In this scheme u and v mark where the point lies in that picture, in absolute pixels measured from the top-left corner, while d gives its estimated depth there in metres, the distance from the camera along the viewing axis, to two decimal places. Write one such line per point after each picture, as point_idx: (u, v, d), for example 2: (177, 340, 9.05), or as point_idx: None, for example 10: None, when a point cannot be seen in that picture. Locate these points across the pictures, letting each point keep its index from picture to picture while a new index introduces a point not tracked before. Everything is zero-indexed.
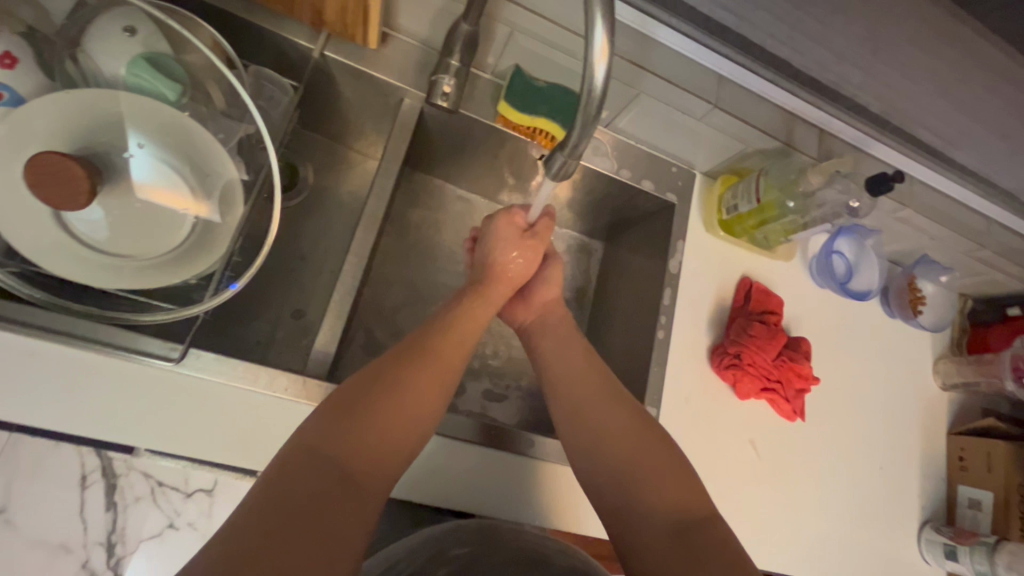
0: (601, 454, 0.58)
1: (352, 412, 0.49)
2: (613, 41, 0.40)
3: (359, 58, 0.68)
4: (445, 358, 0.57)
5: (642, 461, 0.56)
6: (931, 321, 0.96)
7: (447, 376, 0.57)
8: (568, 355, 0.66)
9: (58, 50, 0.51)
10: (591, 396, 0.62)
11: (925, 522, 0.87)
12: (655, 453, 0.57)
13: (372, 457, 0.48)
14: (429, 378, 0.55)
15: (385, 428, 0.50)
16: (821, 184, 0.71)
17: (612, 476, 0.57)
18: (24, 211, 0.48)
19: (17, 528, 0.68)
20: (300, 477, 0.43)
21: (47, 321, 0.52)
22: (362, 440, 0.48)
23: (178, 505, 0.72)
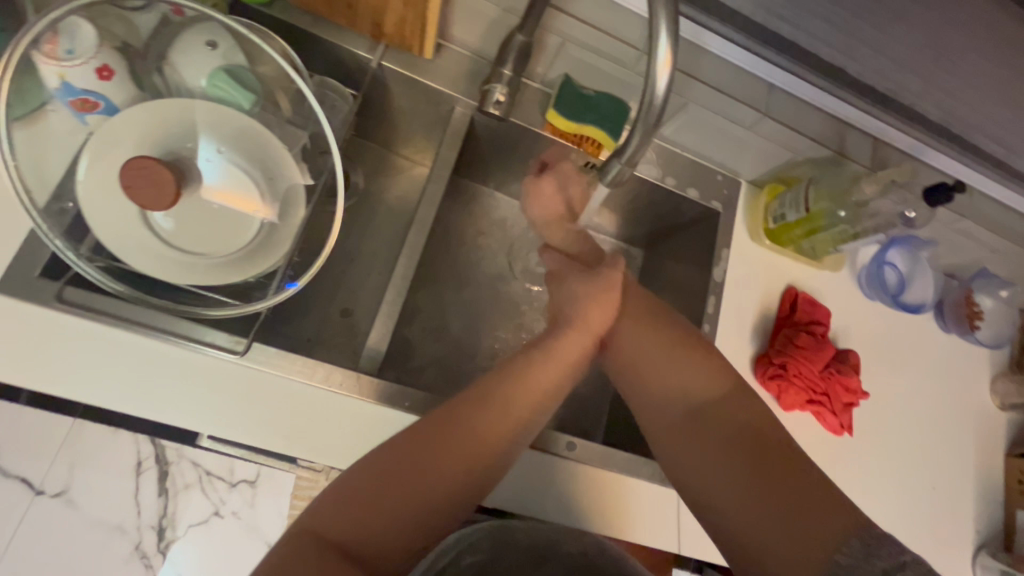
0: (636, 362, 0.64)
1: (412, 438, 0.53)
2: (676, 52, 0.40)
3: (415, 68, 0.71)
4: (508, 386, 0.59)
5: (668, 366, 0.62)
6: (989, 336, 0.91)
7: (516, 408, 0.58)
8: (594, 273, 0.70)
9: (147, 64, 0.56)
10: (643, 370, 0.63)
11: (980, 547, 0.83)
12: (679, 355, 0.62)
13: (437, 479, 0.52)
14: (492, 408, 0.57)
15: (449, 451, 0.53)
16: (875, 195, 0.71)
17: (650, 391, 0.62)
18: (114, 210, 0.53)
19: (78, 507, 0.77)
20: (364, 498, 0.49)
21: (127, 312, 0.56)
22: (423, 465, 0.52)
23: (223, 494, 0.84)
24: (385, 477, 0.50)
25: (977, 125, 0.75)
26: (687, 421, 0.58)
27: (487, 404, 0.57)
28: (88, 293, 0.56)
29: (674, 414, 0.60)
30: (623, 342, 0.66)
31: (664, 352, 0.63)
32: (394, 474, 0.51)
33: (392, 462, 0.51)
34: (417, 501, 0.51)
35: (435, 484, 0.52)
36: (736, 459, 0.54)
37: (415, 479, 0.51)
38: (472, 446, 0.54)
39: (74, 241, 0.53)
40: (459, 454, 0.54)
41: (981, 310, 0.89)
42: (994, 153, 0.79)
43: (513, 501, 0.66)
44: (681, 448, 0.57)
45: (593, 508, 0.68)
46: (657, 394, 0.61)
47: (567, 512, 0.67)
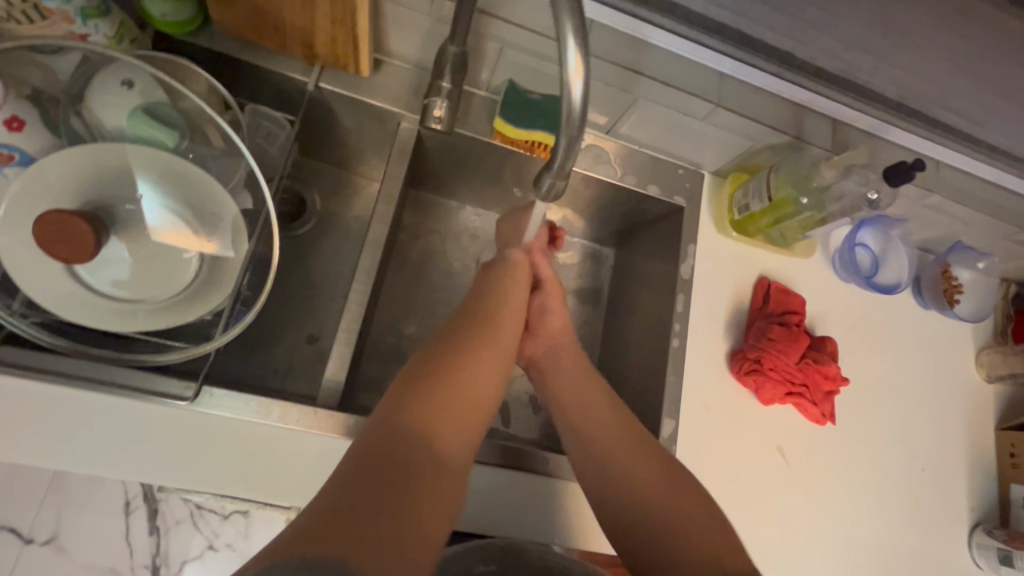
0: (632, 492, 0.57)
1: (445, 375, 0.55)
2: (587, 56, 0.38)
3: (353, 88, 0.69)
4: (501, 351, 0.61)
5: (682, 518, 0.55)
6: (971, 310, 0.89)
7: (497, 347, 0.61)
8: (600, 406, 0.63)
9: (64, 108, 0.54)
10: (606, 437, 0.61)
11: (977, 525, 0.81)
12: (696, 505, 0.55)
13: (469, 414, 0.54)
14: (489, 351, 0.60)
15: (474, 392, 0.56)
16: (836, 179, 0.69)
17: (650, 530, 0.55)
18: (40, 265, 0.51)
19: (68, 549, 0.81)
20: (415, 422, 0.50)
21: (68, 368, 0.53)
22: (457, 401, 0.54)
23: (217, 527, 0.86)
24: (425, 409, 0.51)
25: (937, 99, 0.72)
26: (655, 493, 0.56)
27: (493, 357, 0.60)
28: (19, 351, 0.53)
29: (668, 528, 0.54)
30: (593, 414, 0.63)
31: (623, 426, 0.62)
32: (437, 404, 0.52)
33: (432, 394, 0.53)
34: (456, 432, 0.52)
35: (467, 418, 0.54)
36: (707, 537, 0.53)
37: (455, 412, 0.53)
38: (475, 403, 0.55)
39: (6, 298, 0.52)
40: (485, 392, 0.57)
41: (961, 283, 0.88)
42: (959, 127, 0.75)
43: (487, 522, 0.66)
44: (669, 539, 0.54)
45: (573, 523, 0.67)
46: (620, 467, 0.58)
47: (544, 530, 0.66)
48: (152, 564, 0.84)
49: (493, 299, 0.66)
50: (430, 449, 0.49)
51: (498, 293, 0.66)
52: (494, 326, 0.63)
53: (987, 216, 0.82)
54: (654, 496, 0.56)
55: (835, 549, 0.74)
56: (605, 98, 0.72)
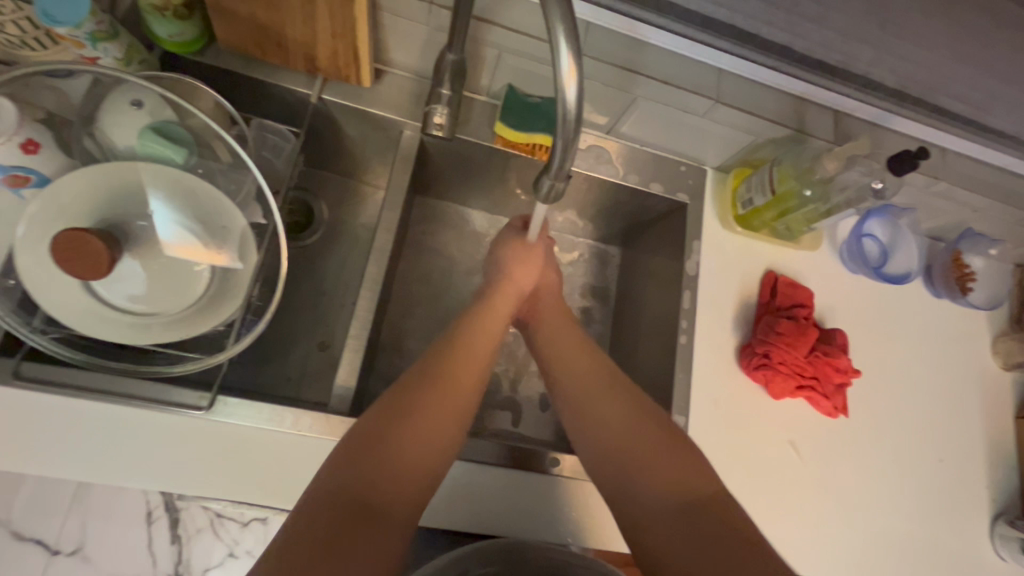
0: (602, 431, 0.60)
1: (399, 403, 0.53)
2: (580, 60, 0.39)
3: (356, 99, 0.70)
4: (468, 367, 0.60)
5: (644, 450, 0.57)
6: (985, 298, 0.87)
7: (459, 379, 0.58)
8: (574, 352, 0.67)
9: (77, 130, 0.56)
10: (576, 381, 0.64)
11: (999, 516, 0.80)
12: (660, 440, 0.58)
13: (432, 438, 0.53)
14: (448, 388, 0.57)
15: (437, 414, 0.55)
16: (839, 170, 0.68)
17: (617, 464, 0.58)
18: (58, 282, 0.53)
19: (93, 560, 0.83)
20: (371, 458, 0.49)
21: (87, 380, 0.55)
22: (417, 427, 0.52)
23: (237, 534, 0.88)
24: (381, 441, 0.50)
25: (941, 87, 0.71)
26: (622, 432, 0.59)
27: (459, 375, 0.58)
28: (43, 366, 0.55)
29: (633, 461, 0.57)
30: (573, 359, 0.66)
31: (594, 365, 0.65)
32: (392, 434, 0.51)
33: (386, 425, 0.51)
34: (422, 455, 0.52)
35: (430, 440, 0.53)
36: (668, 466, 0.56)
37: (398, 475, 0.49)
38: (428, 449, 0.53)
39: (26, 315, 0.53)
40: (447, 413, 0.55)
41: (974, 271, 0.87)
42: (964, 114, 0.74)
43: (499, 524, 0.66)
44: (638, 469, 0.57)
45: (585, 523, 0.67)
46: (594, 410, 0.62)
47: (555, 530, 0.67)
48: (174, 572, 0.86)
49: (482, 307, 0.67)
50: (388, 482, 0.49)
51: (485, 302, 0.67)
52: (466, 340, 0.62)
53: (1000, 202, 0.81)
54: (619, 433, 0.59)
55: (851, 544, 0.74)
56: (605, 98, 0.72)
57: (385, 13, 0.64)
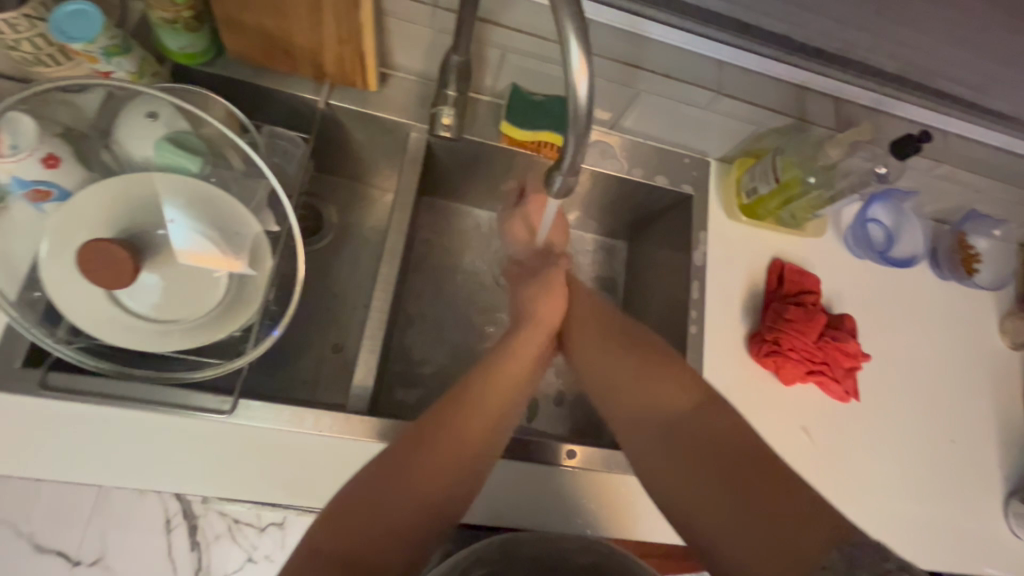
0: (600, 376, 0.63)
1: (435, 406, 0.56)
2: (590, 56, 0.40)
3: (363, 103, 0.71)
4: (503, 372, 0.62)
5: (633, 382, 0.59)
6: (990, 278, 0.88)
7: (487, 403, 0.58)
8: (579, 310, 0.69)
9: (94, 143, 0.57)
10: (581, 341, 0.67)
11: (1012, 495, 0.80)
12: (648, 367, 0.60)
13: (466, 433, 0.55)
14: (472, 410, 0.57)
15: (474, 416, 0.56)
16: (842, 156, 0.69)
17: (611, 401, 0.60)
18: (82, 292, 0.54)
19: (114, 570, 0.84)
20: (400, 452, 0.52)
21: (113, 388, 0.57)
22: (449, 425, 0.55)
23: (255, 539, 0.89)
24: (412, 437, 0.53)
25: (940, 71, 0.72)
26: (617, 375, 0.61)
27: (496, 380, 0.60)
28: (70, 376, 0.57)
29: (622, 395, 0.59)
30: (576, 318, 0.68)
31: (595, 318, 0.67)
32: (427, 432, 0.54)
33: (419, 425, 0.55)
34: (455, 449, 0.54)
35: (461, 433, 0.55)
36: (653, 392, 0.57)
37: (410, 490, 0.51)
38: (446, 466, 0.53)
39: (51, 325, 0.55)
40: (480, 409, 0.57)
41: (980, 253, 0.88)
42: (964, 97, 0.75)
43: (520, 515, 0.67)
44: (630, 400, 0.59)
45: (603, 511, 0.68)
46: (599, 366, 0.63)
47: (574, 520, 0.68)
48: None
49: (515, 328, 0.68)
50: (418, 473, 0.51)
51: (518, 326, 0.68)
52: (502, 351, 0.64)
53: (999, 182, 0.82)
54: (612, 373, 0.62)
55: (868, 526, 0.74)
56: (608, 93, 0.73)
57: (390, 17, 0.65)
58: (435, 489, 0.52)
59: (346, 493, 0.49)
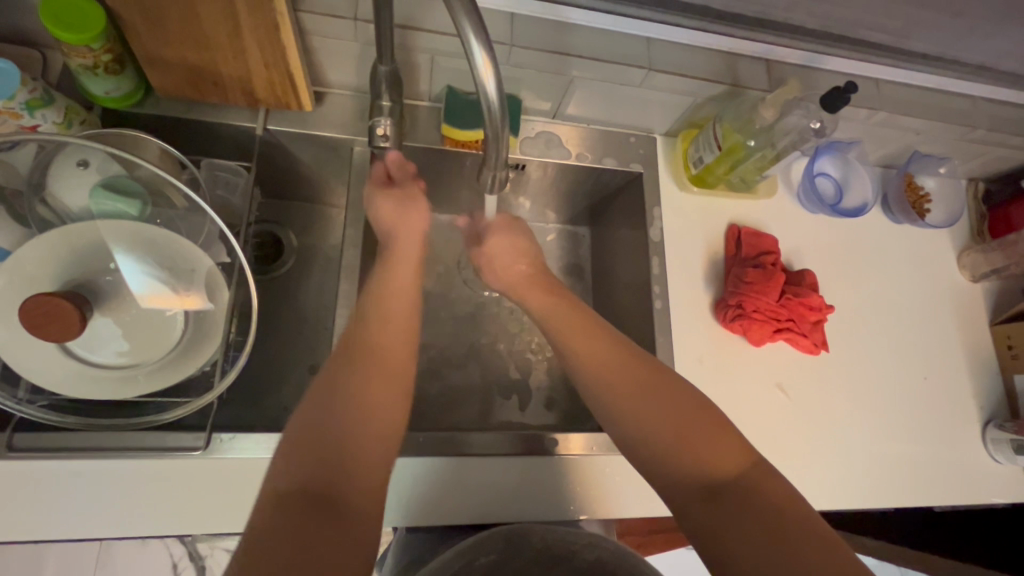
0: (621, 410, 0.57)
1: (340, 375, 0.55)
2: (492, 52, 0.43)
3: (301, 124, 0.71)
4: (391, 350, 0.58)
5: (663, 423, 0.55)
6: (942, 216, 0.91)
7: (395, 351, 0.58)
8: (578, 325, 0.63)
9: (29, 198, 0.56)
10: (591, 365, 0.60)
11: (989, 422, 0.82)
12: (679, 411, 0.56)
13: (379, 429, 0.53)
14: (387, 373, 0.56)
15: (390, 381, 0.56)
16: (777, 117, 0.71)
17: (642, 441, 0.56)
18: (34, 349, 0.54)
19: None
20: (317, 447, 0.49)
21: (83, 440, 0.57)
22: (361, 411, 0.53)
23: None
24: (323, 444, 0.50)
25: (859, 22, 0.74)
26: (640, 407, 0.57)
27: (382, 345, 0.58)
28: (35, 436, 0.57)
29: (653, 440, 0.55)
30: (572, 330, 0.63)
31: (609, 345, 0.61)
32: (339, 408, 0.52)
33: (325, 428, 0.51)
34: (374, 432, 0.53)
35: (374, 420, 0.53)
36: (688, 442, 0.54)
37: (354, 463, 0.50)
38: (378, 430, 0.53)
39: (11, 387, 0.54)
40: (386, 401, 0.55)
41: (927, 193, 0.90)
42: (887, 43, 0.77)
43: (515, 512, 0.67)
44: (655, 436, 0.55)
45: (593, 493, 0.69)
46: (611, 395, 0.58)
47: (563, 508, 0.68)
48: None
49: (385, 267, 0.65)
50: (350, 477, 0.49)
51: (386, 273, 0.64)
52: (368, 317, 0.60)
53: (939, 122, 0.80)
54: (638, 412, 0.56)
55: (854, 473, 0.76)
56: (544, 84, 0.74)
57: (313, 35, 0.65)
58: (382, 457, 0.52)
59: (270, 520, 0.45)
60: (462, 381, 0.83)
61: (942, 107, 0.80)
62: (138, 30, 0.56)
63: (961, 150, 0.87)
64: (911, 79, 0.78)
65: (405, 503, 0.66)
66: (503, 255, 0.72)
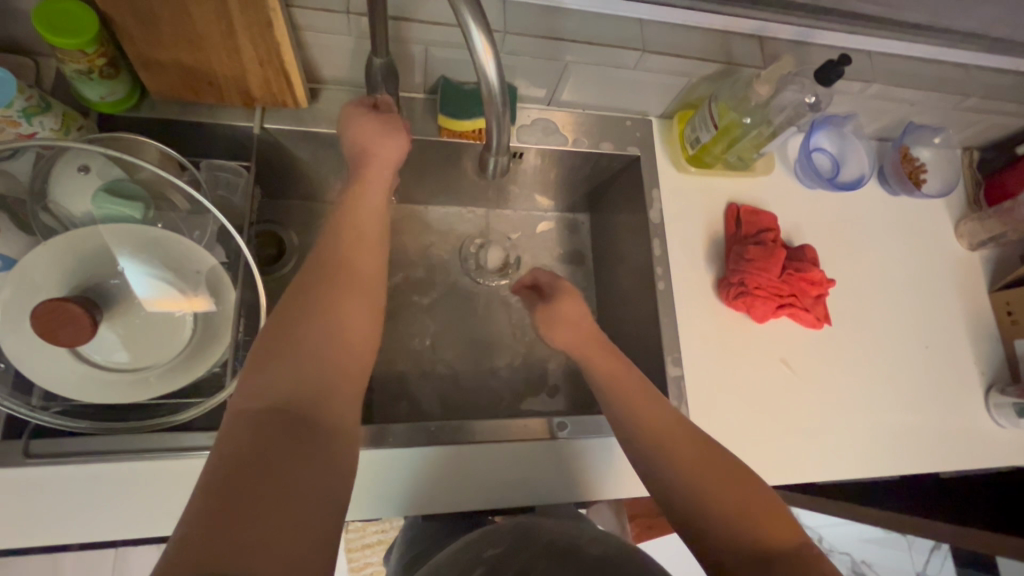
0: (669, 467, 0.56)
1: (310, 289, 0.52)
2: (491, 37, 0.43)
3: (297, 121, 0.71)
4: (366, 282, 0.55)
5: (715, 486, 0.54)
6: (938, 186, 0.91)
7: (366, 275, 0.56)
8: (631, 386, 0.63)
9: (31, 206, 0.57)
10: (641, 419, 0.60)
11: (991, 388, 0.83)
12: (732, 478, 0.55)
13: (353, 351, 0.51)
14: (357, 293, 0.54)
15: (362, 301, 0.54)
16: (772, 93, 0.71)
17: (692, 504, 0.54)
18: (46, 356, 0.54)
19: None
20: (288, 363, 0.47)
21: (99, 444, 0.57)
22: (336, 330, 0.50)
23: None
24: (299, 357, 0.47)
25: None
26: (691, 468, 0.55)
27: (356, 266, 0.56)
28: (50, 442, 0.57)
29: (703, 502, 0.54)
30: (623, 390, 0.63)
31: (662, 409, 0.61)
32: (308, 325, 0.49)
33: (298, 345, 0.48)
34: (347, 352, 0.50)
35: (348, 343, 0.51)
36: (741, 511, 0.52)
37: (331, 386, 0.48)
38: (351, 353, 0.51)
39: (24, 395, 0.55)
40: (358, 323, 0.53)
41: (923, 163, 0.91)
42: (879, 15, 0.77)
43: (531, 495, 0.69)
44: (707, 499, 0.54)
45: (603, 473, 0.70)
46: (661, 455, 0.57)
47: (576, 491, 0.69)
48: None
49: (356, 194, 0.61)
50: (329, 400, 0.47)
51: (355, 204, 0.60)
52: (341, 238, 0.57)
53: (932, 91, 0.81)
54: (689, 472, 0.55)
55: (861, 444, 0.77)
56: (539, 71, 0.74)
57: (306, 31, 0.65)
58: (354, 381, 0.50)
59: (237, 450, 0.40)
60: (469, 371, 0.83)
61: (936, 76, 0.80)
62: (130, 32, 0.56)
63: (955, 119, 0.88)
64: (905, 49, 0.78)
65: (421, 492, 0.67)
66: (572, 316, 0.71)
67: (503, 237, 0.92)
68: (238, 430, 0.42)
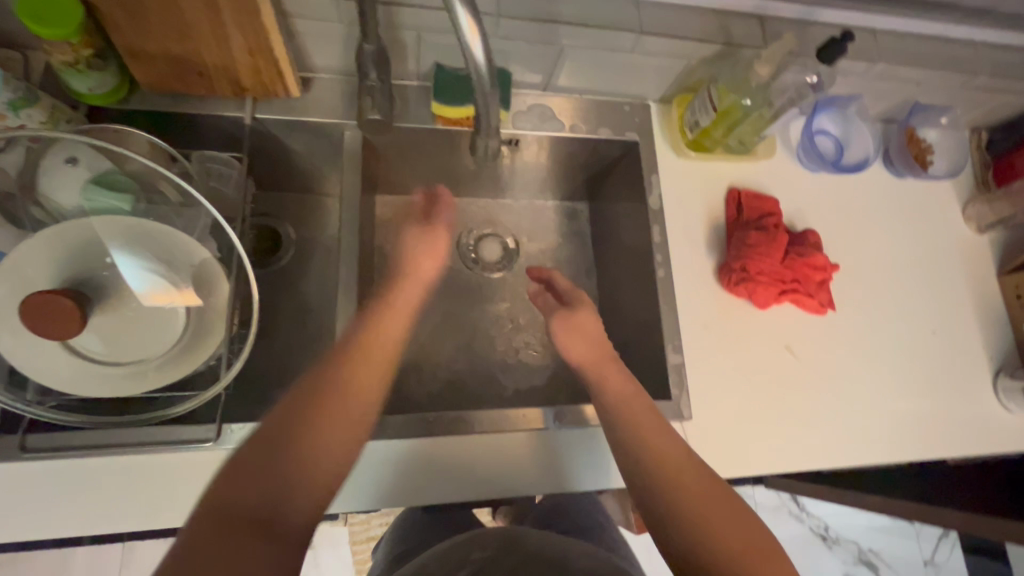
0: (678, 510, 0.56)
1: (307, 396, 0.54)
2: (477, 15, 0.42)
3: (290, 111, 0.70)
4: (364, 389, 0.56)
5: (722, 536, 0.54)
6: (945, 167, 0.89)
7: (363, 379, 0.56)
8: (656, 423, 0.61)
9: (21, 200, 0.56)
10: (656, 458, 0.59)
11: (1000, 373, 0.81)
12: (742, 530, 0.55)
13: (336, 457, 0.52)
14: (347, 398, 0.55)
15: (353, 405, 0.55)
16: (772, 73, 0.70)
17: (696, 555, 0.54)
18: (38, 351, 0.54)
19: None
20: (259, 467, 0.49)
21: (96, 438, 0.57)
22: (320, 440, 0.52)
23: None
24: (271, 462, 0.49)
25: None
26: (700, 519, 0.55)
27: (355, 369, 0.57)
28: (47, 436, 0.57)
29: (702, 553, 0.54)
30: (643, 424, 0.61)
31: (681, 450, 0.60)
32: (290, 433, 0.51)
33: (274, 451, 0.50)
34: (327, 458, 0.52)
35: (330, 450, 0.52)
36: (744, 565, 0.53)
37: (297, 492, 0.49)
38: (330, 462, 0.52)
39: (20, 390, 0.54)
40: (344, 434, 0.53)
41: (930, 144, 0.88)
42: None
43: (534, 486, 0.67)
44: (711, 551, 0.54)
45: (604, 464, 0.70)
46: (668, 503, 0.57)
47: (576, 481, 0.68)
48: None
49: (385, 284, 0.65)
50: (293, 504, 0.49)
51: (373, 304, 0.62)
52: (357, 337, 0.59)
53: (939, 70, 0.78)
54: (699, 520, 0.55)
55: (866, 431, 0.76)
56: (534, 56, 0.73)
57: (295, 18, 0.63)
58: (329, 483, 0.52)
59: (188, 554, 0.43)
60: (468, 363, 0.83)
61: (943, 54, 0.78)
62: (116, 22, 0.55)
63: (963, 98, 0.85)
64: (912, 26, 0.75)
65: (422, 481, 0.65)
66: (588, 326, 0.69)
67: (502, 228, 0.91)
68: (196, 528, 0.45)
